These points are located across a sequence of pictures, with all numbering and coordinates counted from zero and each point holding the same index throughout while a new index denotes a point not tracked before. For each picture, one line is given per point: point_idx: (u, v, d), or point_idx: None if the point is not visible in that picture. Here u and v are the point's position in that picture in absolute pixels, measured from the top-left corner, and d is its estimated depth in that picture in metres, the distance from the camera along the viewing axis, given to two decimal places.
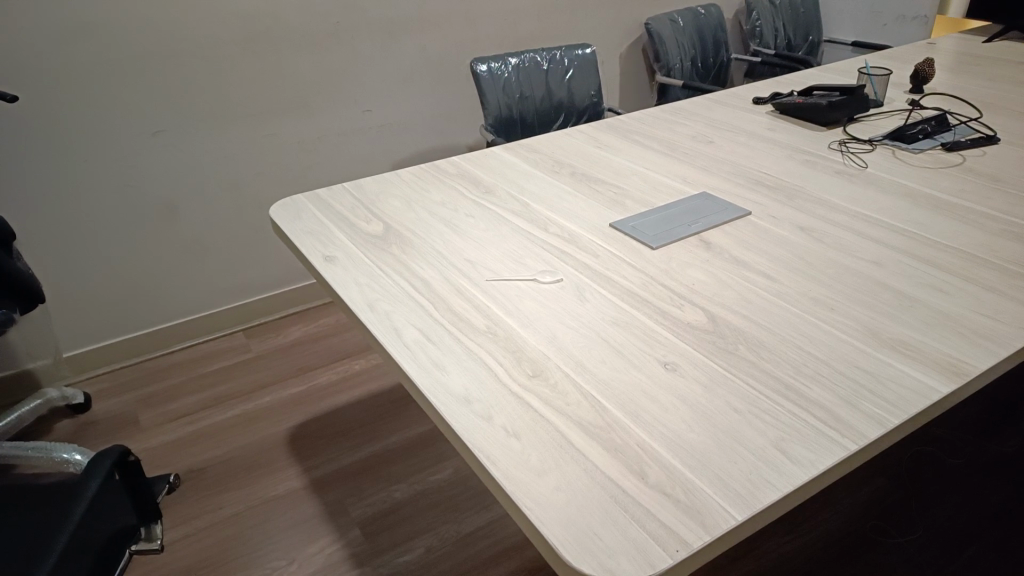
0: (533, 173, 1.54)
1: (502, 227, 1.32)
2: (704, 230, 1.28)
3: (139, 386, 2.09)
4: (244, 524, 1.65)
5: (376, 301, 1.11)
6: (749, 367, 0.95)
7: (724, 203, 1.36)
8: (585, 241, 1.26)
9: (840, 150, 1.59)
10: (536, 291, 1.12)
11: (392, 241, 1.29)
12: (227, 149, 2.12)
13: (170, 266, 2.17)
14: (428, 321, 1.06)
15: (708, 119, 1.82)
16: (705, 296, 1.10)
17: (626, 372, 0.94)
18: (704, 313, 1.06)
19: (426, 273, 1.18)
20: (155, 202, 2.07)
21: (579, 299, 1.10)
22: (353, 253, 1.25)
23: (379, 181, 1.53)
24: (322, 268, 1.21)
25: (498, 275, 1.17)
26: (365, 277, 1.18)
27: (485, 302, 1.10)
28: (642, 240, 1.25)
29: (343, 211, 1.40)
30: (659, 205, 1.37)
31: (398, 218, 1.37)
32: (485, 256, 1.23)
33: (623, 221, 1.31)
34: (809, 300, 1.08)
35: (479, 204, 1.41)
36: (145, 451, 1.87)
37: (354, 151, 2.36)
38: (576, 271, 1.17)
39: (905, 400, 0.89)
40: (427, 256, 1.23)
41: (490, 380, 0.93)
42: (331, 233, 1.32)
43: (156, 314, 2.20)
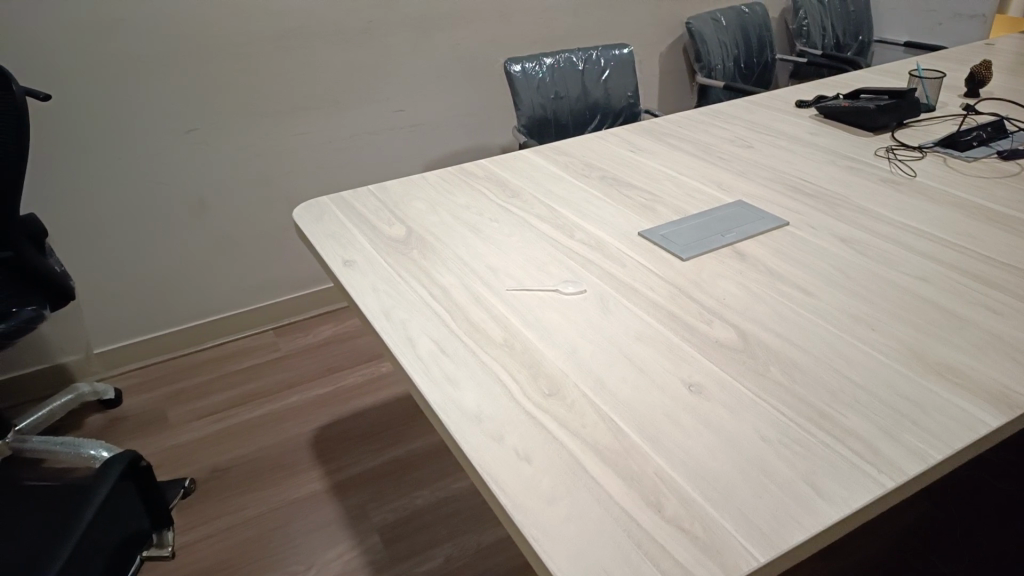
0: (562, 176, 1.49)
1: (527, 232, 1.28)
2: (738, 240, 1.22)
3: (168, 382, 2.11)
4: (265, 525, 1.64)
5: (391, 309, 1.08)
6: (780, 391, 0.89)
7: (760, 211, 1.30)
8: (612, 249, 1.21)
9: (887, 157, 1.51)
10: (558, 302, 1.08)
11: (413, 246, 1.25)
12: (259, 147, 2.12)
13: (201, 263, 2.18)
14: (444, 332, 1.02)
15: (748, 122, 1.75)
16: (736, 311, 1.04)
17: (647, 392, 0.89)
18: (734, 329, 1.00)
19: (445, 280, 1.14)
20: (187, 199, 2.08)
21: (602, 311, 1.05)
22: (373, 258, 1.22)
23: (404, 183, 1.50)
24: (340, 273, 1.18)
25: (519, 283, 1.13)
26: (383, 282, 1.15)
27: (504, 312, 1.06)
28: (672, 250, 1.19)
29: (366, 213, 1.38)
30: (692, 213, 1.31)
31: (421, 221, 1.34)
32: (507, 263, 1.18)
33: (653, 230, 1.25)
34: (847, 318, 1.02)
35: (504, 208, 1.37)
36: (171, 448, 1.87)
37: (386, 150, 2.34)
38: (601, 281, 1.12)
39: (950, 433, 0.82)
40: (447, 262, 1.20)
41: (503, 396, 0.89)
42: (351, 237, 1.29)
43: (187, 311, 2.21)
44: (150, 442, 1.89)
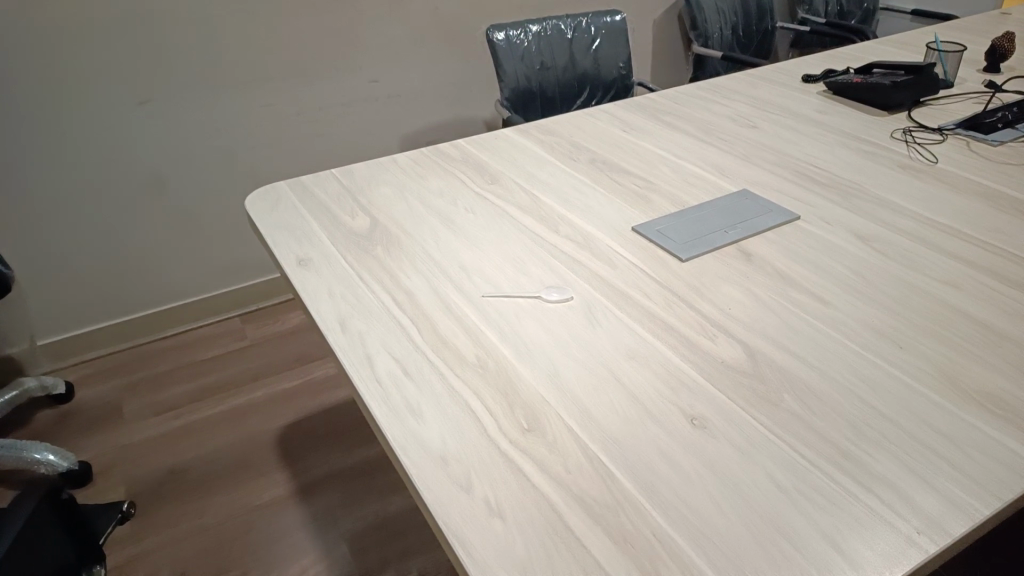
0: (547, 159, 1.34)
1: (505, 225, 1.13)
2: (743, 238, 1.08)
3: (125, 373, 1.96)
4: (225, 535, 1.51)
5: (348, 319, 0.94)
6: (796, 426, 0.76)
7: (768, 203, 1.16)
8: (602, 246, 1.07)
9: (904, 140, 1.37)
10: (539, 311, 0.94)
11: (377, 241, 1.11)
12: (219, 120, 1.95)
13: (158, 244, 2.02)
14: (408, 349, 0.88)
15: (750, 98, 1.60)
16: (743, 324, 0.91)
17: (641, 426, 0.76)
18: (740, 347, 0.87)
19: (411, 283, 1.00)
20: (142, 174, 1.91)
21: (590, 323, 0.92)
22: (331, 255, 1.08)
23: (373, 167, 1.34)
24: (293, 274, 1.04)
25: (495, 289, 0.99)
26: (341, 286, 1.00)
27: (477, 323, 0.92)
28: (670, 249, 1.05)
29: (327, 202, 1.23)
30: (691, 204, 1.17)
31: (388, 211, 1.19)
32: (482, 262, 1.04)
33: (648, 224, 1.11)
34: (870, 333, 0.89)
35: (482, 195, 1.22)
36: (124, 447, 1.73)
37: (360, 123, 2.17)
38: (588, 284, 0.99)
39: (996, 479, 0.70)
40: (414, 259, 1.05)
41: (474, 432, 0.76)
42: (309, 230, 1.15)
43: (145, 295, 2.06)
44: (103, 441, 1.74)
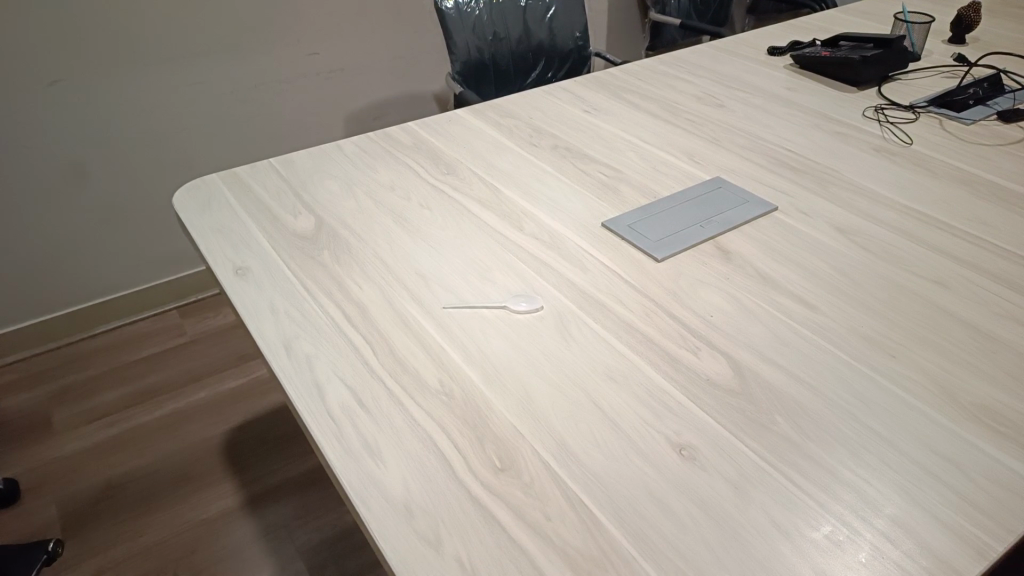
0: (506, 145, 1.25)
1: (463, 224, 1.04)
2: (719, 233, 1.01)
3: (53, 380, 1.83)
4: (168, 556, 1.41)
5: (294, 340, 0.84)
6: (791, 452, 0.70)
7: (742, 193, 1.09)
8: (571, 246, 0.99)
9: (876, 119, 1.32)
10: (506, 325, 0.86)
11: (324, 245, 1.00)
12: (144, 100, 1.79)
13: (83, 237, 1.86)
14: (363, 374, 0.79)
15: (716, 73, 1.53)
16: (726, 335, 0.84)
17: (626, 462, 0.69)
18: (726, 361, 0.80)
19: (363, 294, 0.91)
20: (61, 163, 1.75)
21: (562, 337, 0.84)
22: (272, 262, 0.97)
23: (315, 156, 1.23)
24: (230, 285, 0.93)
25: (457, 299, 0.90)
26: (285, 300, 0.90)
27: (438, 341, 0.83)
28: (643, 247, 0.98)
29: (266, 198, 1.11)
30: (663, 195, 1.09)
31: (335, 208, 1.09)
32: (441, 268, 0.95)
33: (618, 219, 1.04)
34: (860, 342, 0.83)
35: (437, 188, 1.12)
36: (54, 462, 1.61)
37: (300, 100, 2.03)
38: (558, 291, 0.91)
39: (1004, 509, 0.65)
40: (366, 266, 0.95)
41: (441, 476, 0.68)
42: (247, 233, 1.03)
43: (72, 292, 1.91)
44: (30, 455, 1.62)
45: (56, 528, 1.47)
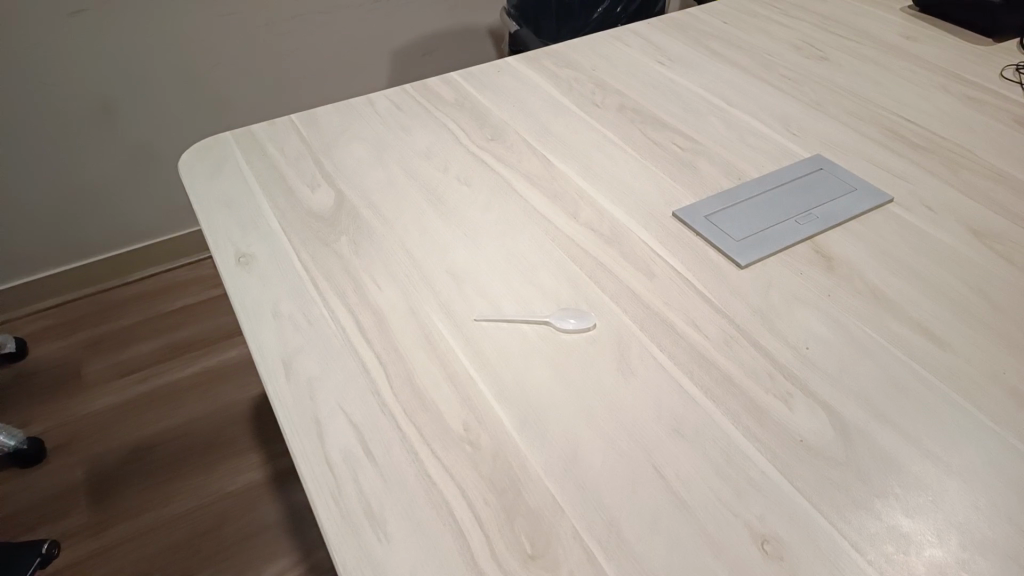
0: (563, 104, 1.06)
1: (507, 206, 0.87)
2: (820, 232, 0.82)
3: (85, 328, 1.75)
4: (194, 529, 1.33)
5: (296, 357, 0.70)
6: (911, 562, 0.54)
7: (851, 179, 0.89)
8: (635, 242, 0.81)
9: (1019, 82, 1.08)
10: (550, 347, 0.70)
11: (341, 228, 0.85)
12: (173, 32, 1.62)
13: (113, 178, 1.76)
14: (373, 409, 0.65)
15: (817, 16, 1.28)
16: (827, 377, 0.67)
17: (694, 559, 0.54)
18: (826, 416, 0.63)
19: (381, 298, 0.76)
20: (86, 102, 1.62)
21: (618, 369, 0.68)
22: (281, 250, 0.83)
23: (341, 111, 1.06)
24: (230, 278, 0.79)
25: (492, 308, 0.74)
26: (291, 301, 0.76)
27: (466, 367, 0.69)
28: (725, 247, 0.80)
29: (281, 164, 0.96)
30: (750, 178, 0.90)
31: (359, 179, 0.93)
32: (477, 265, 0.79)
33: (695, 208, 0.85)
34: (1004, 399, 0.65)
35: (480, 158, 0.95)
36: (82, 417, 1.53)
37: (342, 33, 1.85)
38: (617, 305, 0.74)
39: None
40: (388, 260, 0.80)
41: (458, 564, 0.54)
42: (256, 209, 0.89)
43: (105, 237, 1.83)
44: (59, 411, 1.54)
45: (81, 493, 1.39)
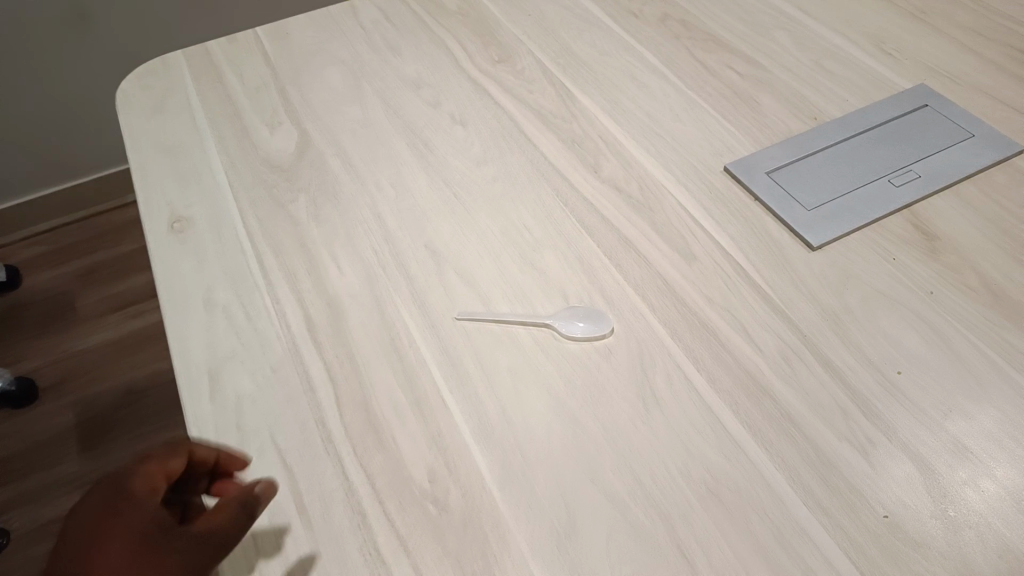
0: (591, 12, 0.84)
1: (509, 157, 0.68)
2: (919, 198, 0.62)
3: (81, 255, 1.63)
4: None
5: (225, 366, 0.55)
6: None
7: (964, 122, 0.67)
8: (671, 210, 0.63)
9: None
10: (549, 360, 0.54)
11: (300, 182, 0.68)
12: None
13: (102, 92, 1.56)
14: (315, 444, 0.50)
15: None
16: (923, 416, 0.49)
17: None
18: (918, 479, 0.47)
19: (340, 285, 0.60)
20: (60, 12, 1.39)
21: (638, 398, 0.51)
22: (223, 211, 0.66)
23: (316, 23, 0.86)
24: (157, 249, 0.63)
25: (478, 301, 0.57)
26: (228, 285, 0.60)
27: (438, 387, 0.53)
28: (792, 219, 0.60)
29: (238, 94, 0.78)
30: (828, 118, 0.69)
31: (330, 113, 0.74)
32: (464, 241, 0.61)
33: (752, 161, 0.65)
34: None
35: (481, 87, 0.76)
36: (75, 356, 1.43)
37: None
38: (642, 302, 0.56)
39: None
40: (354, 230, 0.63)
41: None
42: (200, 153, 0.72)
43: (100, 156, 1.65)
44: (52, 348, 1.45)
45: (72, 441, 1.31)
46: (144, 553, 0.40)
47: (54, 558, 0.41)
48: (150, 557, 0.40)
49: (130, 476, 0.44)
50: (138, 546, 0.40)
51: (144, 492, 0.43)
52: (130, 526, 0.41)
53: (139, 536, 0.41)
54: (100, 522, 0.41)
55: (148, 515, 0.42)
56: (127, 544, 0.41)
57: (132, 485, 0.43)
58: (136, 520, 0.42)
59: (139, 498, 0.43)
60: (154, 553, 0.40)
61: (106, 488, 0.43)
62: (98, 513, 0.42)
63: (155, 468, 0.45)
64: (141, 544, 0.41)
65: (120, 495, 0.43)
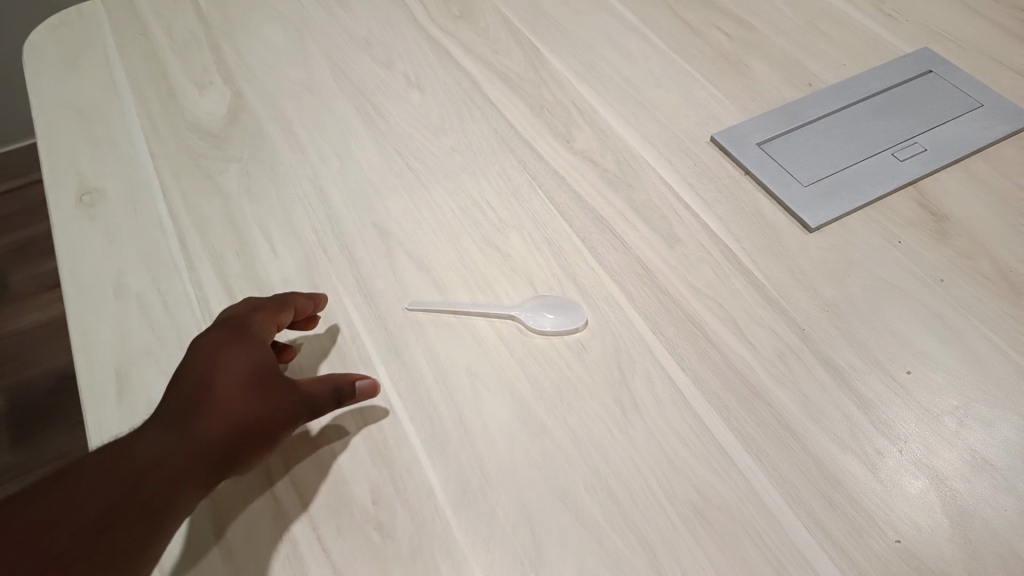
0: None
1: (470, 125, 0.60)
2: (926, 174, 0.56)
3: None
4: None
5: (136, 367, 0.48)
6: None
7: (972, 90, 0.61)
8: (652, 186, 0.56)
9: None
10: (514, 358, 0.47)
11: (232, 151, 0.60)
12: None
13: None
14: None
15: None
16: (934, 423, 0.44)
17: None
18: (931, 496, 0.41)
19: (274, 270, 0.52)
20: None
21: (615, 403, 0.44)
22: (142, 183, 0.58)
23: None
24: (63, 227, 0.55)
25: (433, 290, 0.50)
26: (144, 269, 0.52)
27: (385, 391, 0.46)
28: (787, 196, 0.54)
29: (164, 49, 0.69)
30: (824, 85, 0.62)
31: (269, 72, 0.66)
32: (418, 220, 0.54)
33: (742, 131, 0.59)
34: None
35: (439, 46, 0.67)
36: None
37: None
38: (619, 291, 0.50)
39: None
40: (292, 206, 0.55)
41: None
42: (118, 116, 0.63)
43: None
44: None
45: None
46: (258, 401, 0.41)
47: (170, 382, 0.41)
48: (262, 407, 0.41)
49: (251, 321, 0.43)
50: (255, 398, 0.41)
51: (262, 338, 0.43)
52: (240, 370, 0.41)
53: (253, 380, 0.41)
54: (220, 356, 0.41)
55: (264, 362, 0.42)
56: (242, 385, 0.41)
57: (252, 331, 0.43)
58: (251, 364, 0.41)
59: (258, 344, 0.43)
60: (266, 404, 0.41)
61: (226, 326, 0.43)
62: (217, 346, 0.42)
63: (270, 320, 0.44)
64: (255, 389, 0.41)
65: (239, 336, 0.42)
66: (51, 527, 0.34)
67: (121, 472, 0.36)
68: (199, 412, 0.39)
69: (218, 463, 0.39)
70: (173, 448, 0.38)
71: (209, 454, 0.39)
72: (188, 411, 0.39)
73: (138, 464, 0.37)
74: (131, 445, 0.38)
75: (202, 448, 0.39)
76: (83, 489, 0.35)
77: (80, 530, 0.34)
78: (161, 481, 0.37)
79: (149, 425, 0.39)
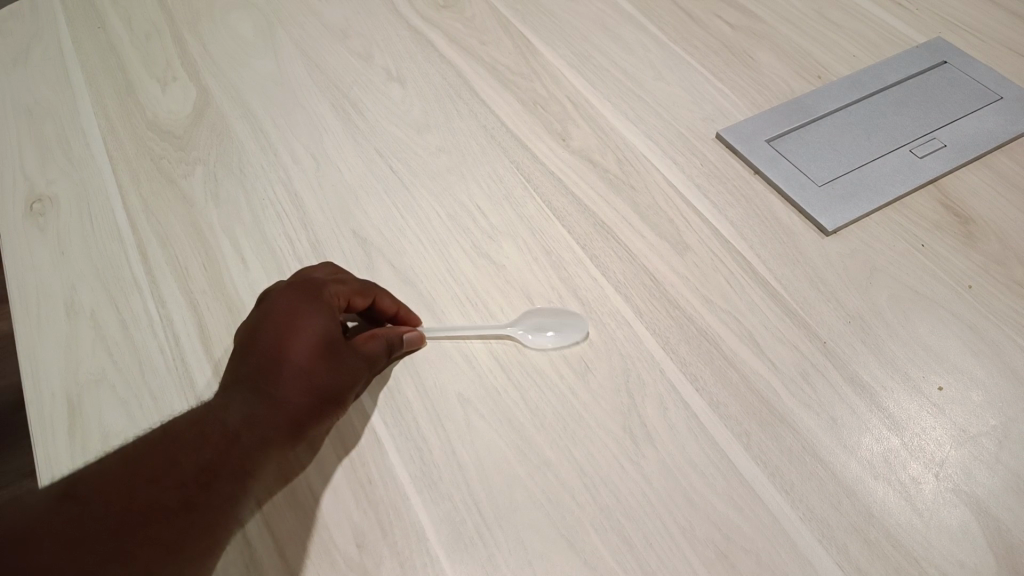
0: None
1: (457, 122, 0.56)
2: (948, 172, 0.52)
3: None
4: None
5: (90, 395, 0.43)
6: None
7: (991, 82, 0.57)
8: (656, 188, 0.51)
9: None
10: (509, 381, 0.42)
11: (198, 153, 0.54)
12: None
13: None
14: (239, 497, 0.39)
15: None
16: (974, 447, 0.40)
17: None
18: (975, 529, 0.37)
19: (243, 285, 0.47)
20: None
21: (623, 430, 0.40)
22: (97, 188, 0.53)
23: None
24: (13, 240, 0.50)
25: (420, 306, 0.46)
26: (98, 285, 0.47)
27: (369, 421, 0.41)
28: (802, 196, 0.50)
29: (125, 42, 0.63)
30: (836, 77, 0.58)
31: (238, 66, 0.61)
32: (402, 228, 0.49)
33: (752, 127, 0.54)
34: None
35: (423, 38, 0.63)
36: None
37: None
38: (624, 304, 0.45)
39: None
40: (264, 213, 0.51)
41: None
42: (72, 115, 0.58)
43: None
44: None
45: None
46: (328, 369, 0.39)
47: (242, 346, 0.39)
48: (332, 377, 0.39)
49: (323, 286, 0.40)
50: (326, 365, 0.39)
51: (332, 302, 0.40)
52: (314, 335, 0.38)
53: (323, 349, 0.39)
54: (292, 318, 0.38)
55: (334, 329, 0.39)
56: (314, 353, 0.38)
57: (325, 297, 0.40)
58: (324, 332, 0.39)
59: (329, 311, 0.40)
60: (337, 373, 0.39)
61: (296, 289, 0.40)
62: (288, 308, 0.39)
63: (343, 290, 0.41)
64: (326, 357, 0.39)
65: (309, 299, 0.39)
66: (150, 485, 0.33)
67: (211, 438, 0.35)
68: (274, 379, 0.37)
69: (292, 430, 0.38)
70: (254, 415, 0.36)
71: (284, 425, 0.37)
72: (264, 377, 0.37)
73: (225, 431, 0.36)
74: (219, 410, 0.36)
75: (278, 414, 0.37)
76: (182, 451, 0.35)
77: (184, 489, 0.34)
78: (247, 448, 0.36)
79: (229, 388, 0.37)
